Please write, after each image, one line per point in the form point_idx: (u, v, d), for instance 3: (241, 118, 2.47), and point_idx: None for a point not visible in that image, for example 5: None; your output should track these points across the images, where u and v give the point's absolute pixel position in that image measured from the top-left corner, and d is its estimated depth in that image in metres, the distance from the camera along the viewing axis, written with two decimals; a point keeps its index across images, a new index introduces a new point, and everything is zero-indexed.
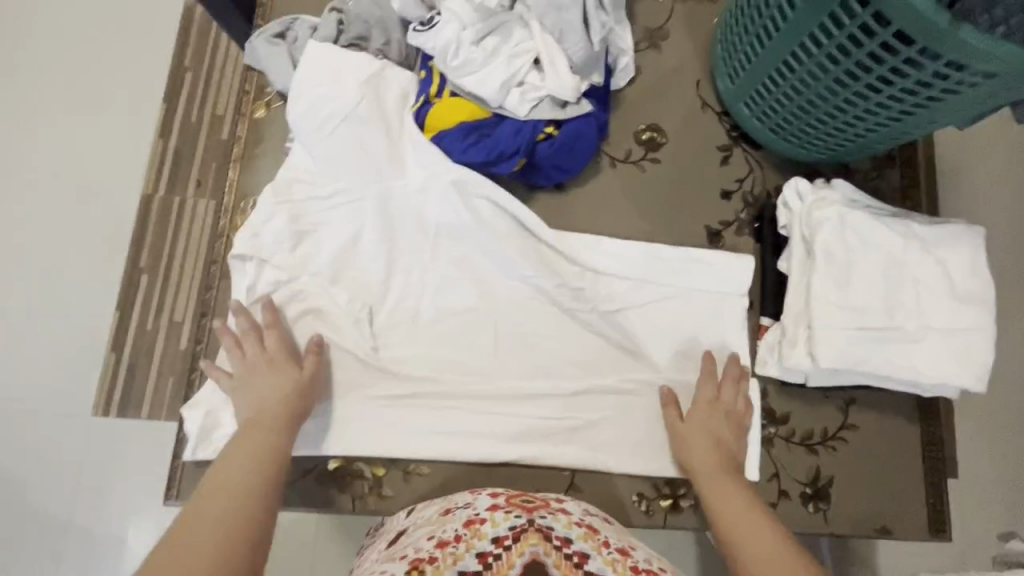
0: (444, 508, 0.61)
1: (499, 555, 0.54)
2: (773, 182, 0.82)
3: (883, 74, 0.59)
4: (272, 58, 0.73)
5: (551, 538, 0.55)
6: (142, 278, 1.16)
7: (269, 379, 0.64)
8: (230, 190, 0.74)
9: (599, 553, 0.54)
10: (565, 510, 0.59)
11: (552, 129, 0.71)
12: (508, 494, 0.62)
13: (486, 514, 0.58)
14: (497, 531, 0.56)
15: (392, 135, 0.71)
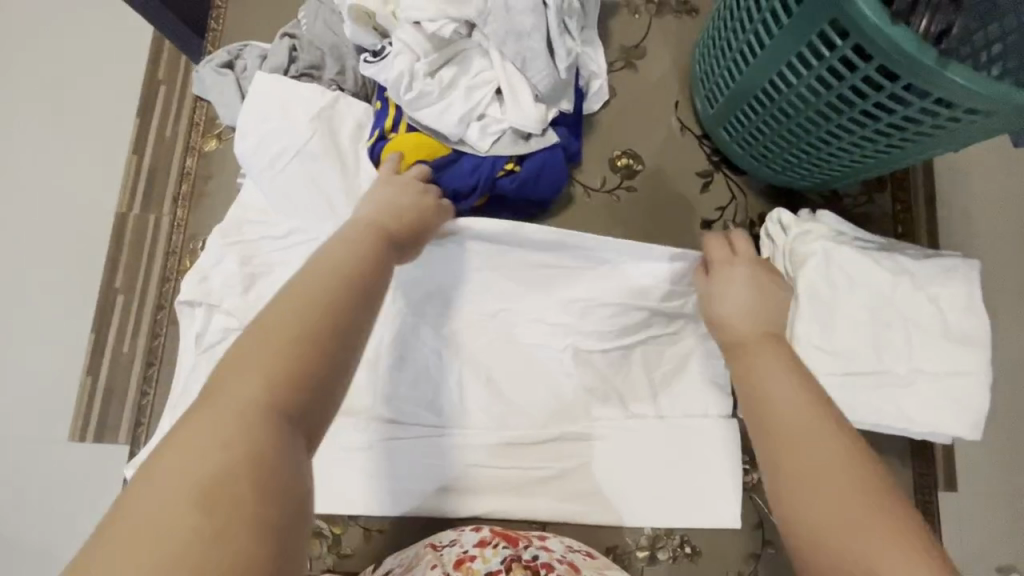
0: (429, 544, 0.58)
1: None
2: (756, 209, 0.78)
3: (866, 108, 0.54)
4: (220, 89, 0.68)
5: (535, 566, 0.53)
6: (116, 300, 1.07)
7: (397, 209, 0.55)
8: (179, 229, 0.71)
9: None
10: (547, 546, 0.57)
11: (514, 164, 0.66)
12: (493, 529, 0.59)
13: (475, 550, 0.55)
14: (489, 566, 0.53)
15: (346, 172, 0.66)
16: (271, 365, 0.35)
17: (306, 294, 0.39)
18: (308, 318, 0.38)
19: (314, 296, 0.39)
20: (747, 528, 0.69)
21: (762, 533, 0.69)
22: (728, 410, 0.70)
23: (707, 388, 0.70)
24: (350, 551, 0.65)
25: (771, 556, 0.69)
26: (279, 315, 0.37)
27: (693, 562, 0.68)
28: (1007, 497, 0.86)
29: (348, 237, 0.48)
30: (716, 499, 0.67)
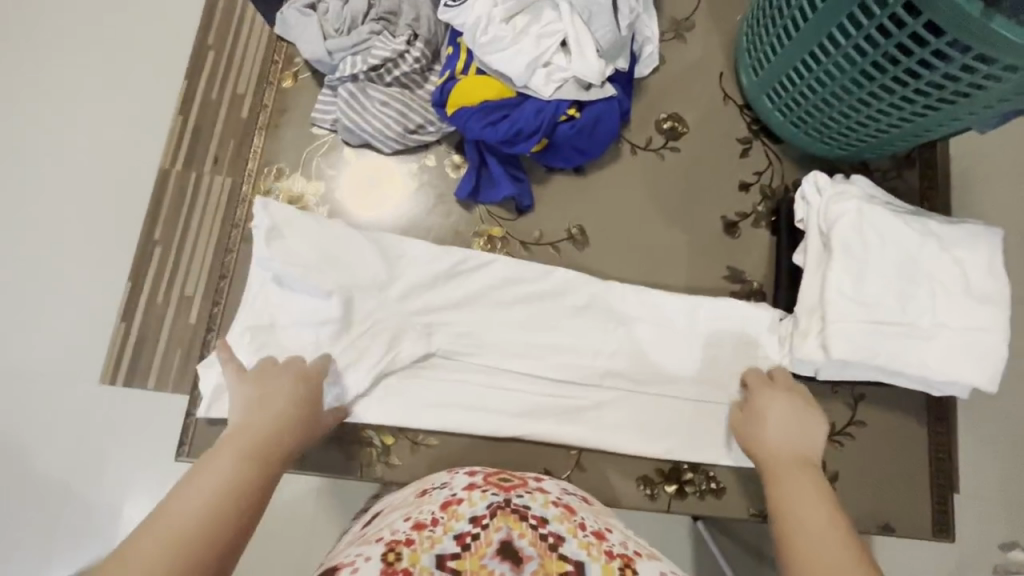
0: (421, 489, 0.59)
1: (476, 534, 0.51)
2: (792, 176, 0.82)
3: (911, 66, 0.59)
4: (303, 28, 0.73)
5: (527, 517, 0.53)
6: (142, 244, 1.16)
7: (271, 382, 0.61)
8: (254, 156, 0.75)
9: (574, 535, 0.53)
10: (543, 490, 0.58)
11: (574, 111, 0.72)
12: (486, 474, 0.60)
13: (463, 494, 0.56)
14: (474, 510, 0.53)
15: (414, 125, 0.73)
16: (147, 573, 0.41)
17: (183, 511, 0.45)
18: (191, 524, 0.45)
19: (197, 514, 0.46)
20: None
21: None
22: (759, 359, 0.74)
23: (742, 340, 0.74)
24: (398, 464, 0.69)
25: None
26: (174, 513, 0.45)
27: (717, 497, 0.72)
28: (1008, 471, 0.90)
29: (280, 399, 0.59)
30: None
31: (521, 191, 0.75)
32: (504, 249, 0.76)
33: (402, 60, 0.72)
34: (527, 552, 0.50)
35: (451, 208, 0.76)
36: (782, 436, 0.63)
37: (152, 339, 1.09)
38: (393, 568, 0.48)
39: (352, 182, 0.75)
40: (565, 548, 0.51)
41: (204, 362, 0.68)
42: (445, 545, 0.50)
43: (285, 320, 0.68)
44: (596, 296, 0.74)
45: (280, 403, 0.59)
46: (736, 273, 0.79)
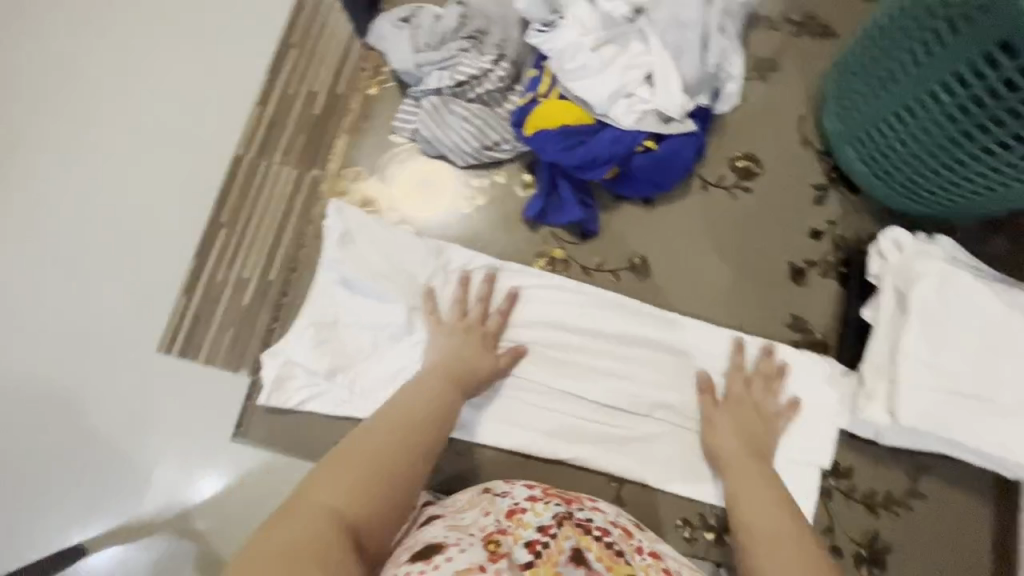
0: (483, 488, 0.60)
1: (546, 542, 0.50)
2: (868, 228, 0.79)
3: (1018, 132, 0.57)
4: (396, 40, 0.76)
5: (590, 530, 0.53)
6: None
7: (461, 334, 0.68)
8: (336, 158, 0.79)
9: (634, 557, 0.53)
10: (599, 509, 0.58)
11: (651, 142, 0.72)
12: (541, 488, 0.60)
13: (527, 504, 0.55)
14: (541, 520, 0.53)
15: (490, 143, 0.75)
16: (386, 453, 0.51)
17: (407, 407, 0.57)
18: (407, 421, 0.56)
19: (416, 415, 0.57)
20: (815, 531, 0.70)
21: (830, 538, 0.70)
22: (820, 417, 0.71)
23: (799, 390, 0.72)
24: (443, 471, 0.72)
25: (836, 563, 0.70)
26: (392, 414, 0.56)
27: None
28: None
29: (462, 343, 0.67)
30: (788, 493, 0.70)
31: (589, 216, 0.75)
32: (565, 271, 0.77)
33: (486, 78, 0.74)
34: (596, 565, 0.50)
35: (517, 226, 0.77)
36: (736, 434, 0.67)
37: (207, 316, 0.96)
38: (498, 553, 0.48)
39: (403, 195, 0.77)
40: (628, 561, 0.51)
41: (270, 350, 0.71)
42: (518, 554, 0.48)
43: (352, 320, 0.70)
44: (654, 328, 0.74)
45: (473, 347, 0.67)
46: (800, 323, 0.77)
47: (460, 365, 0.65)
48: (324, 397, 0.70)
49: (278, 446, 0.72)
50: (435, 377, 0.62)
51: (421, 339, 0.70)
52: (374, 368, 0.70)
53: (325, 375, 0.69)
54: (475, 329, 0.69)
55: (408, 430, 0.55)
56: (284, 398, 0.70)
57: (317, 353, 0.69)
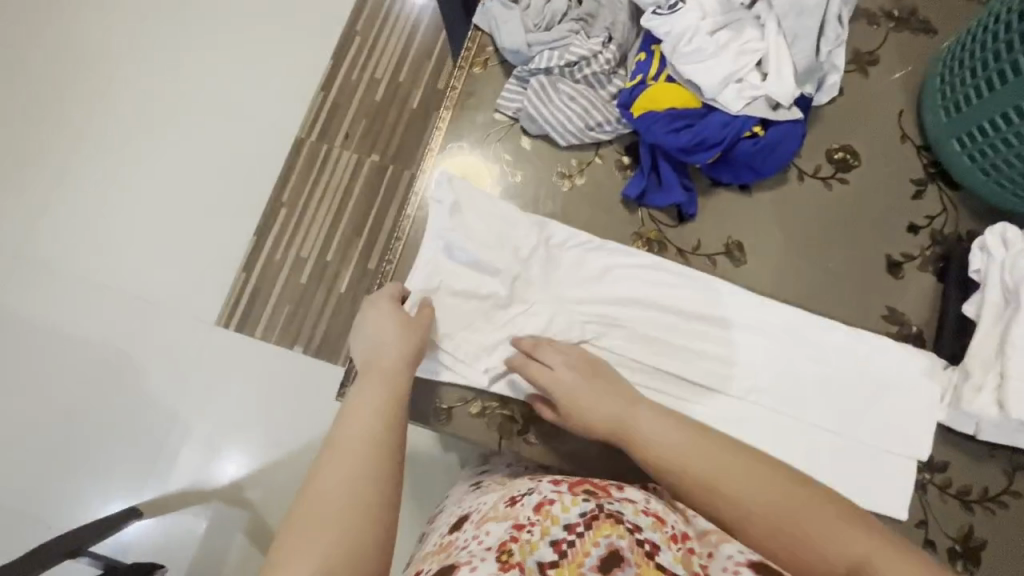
0: (511, 497, 0.56)
1: (571, 543, 0.48)
2: (966, 225, 0.79)
3: None
4: (506, 19, 0.78)
5: (623, 522, 0.50)
6: (282, 212, 1.36)
7: (380, 326, 0.65)
8: (438, 134, 0.80)
9: (668, 548, 0.50)
10: (631, 497, 0.54)
11: (759, 128, 0.73)
12: (569, 481, 0.56)
13: (554, 496, 0.53)
14: (569, 516, 0.50)
15: (593, 123, 0.76)
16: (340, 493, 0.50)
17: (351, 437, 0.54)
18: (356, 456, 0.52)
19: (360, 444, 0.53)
20: (910, 523, 0.70)
21: (924, 531, 0.70)
22: (925, 408, 0.71)
23: (902, 382, 0.72)
24: (537, 442, 0.72)
25: (930, 556, 0.69)
26: (339, 453, 0.53)
27: None
28: None
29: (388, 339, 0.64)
30: (888, 484, 0.70)
31: (689, 199, 0.77)
32: (661, 252, 0.77)
33: (594, 60, 0.76)
34: (628, 557, 0.47)
35: (614, 206, 0.78)
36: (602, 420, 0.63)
37: None
38: (509, 564, 0.47)
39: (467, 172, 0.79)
40: (662, 559, 0.48)
41: None
42: (544, 552, 0.48)
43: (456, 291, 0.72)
44: (752, 312, 0.74)
45: (395, 345, 0.63)
46: (896, 315, 0.77)
47: (380, 357, 0.63)
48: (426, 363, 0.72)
49: None
50: (370, 390, 0.59)
51: (517, 310, 0.73)
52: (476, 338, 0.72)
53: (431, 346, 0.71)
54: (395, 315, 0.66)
55: (363, 464, 0.52)
56: None
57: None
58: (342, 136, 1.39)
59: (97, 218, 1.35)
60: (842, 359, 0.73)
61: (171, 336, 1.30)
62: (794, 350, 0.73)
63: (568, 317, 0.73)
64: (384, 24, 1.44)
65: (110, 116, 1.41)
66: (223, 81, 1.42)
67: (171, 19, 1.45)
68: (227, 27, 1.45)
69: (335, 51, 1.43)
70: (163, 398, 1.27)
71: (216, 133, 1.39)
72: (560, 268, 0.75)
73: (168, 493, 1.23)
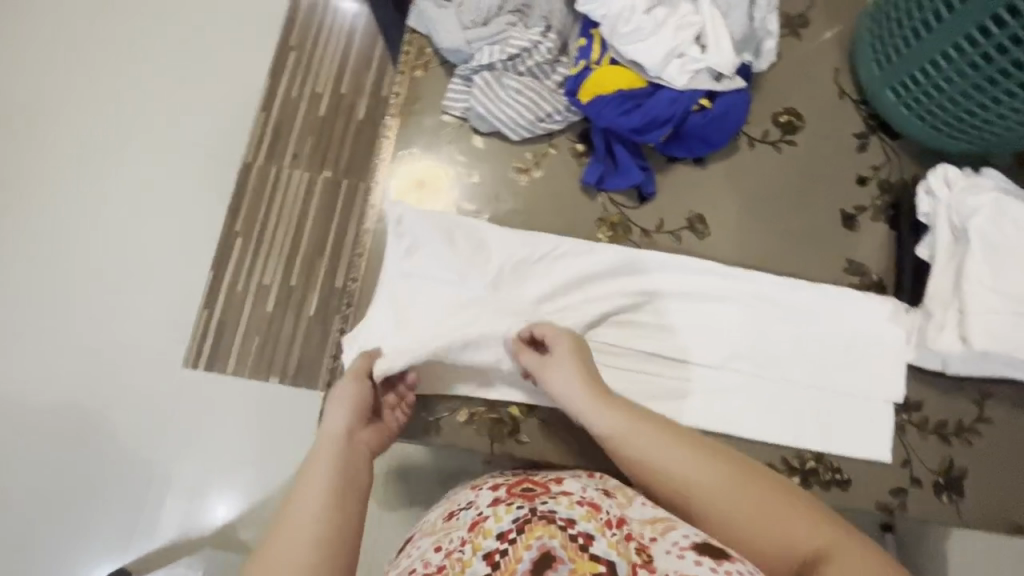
0: (448, 513, 0.60)
1: (504, 552, 0.52)
2: (910, 171, 0.82)
3: None
4: (441, 19, 0.76)
5: (555, 520, 0.53)
6: (238, 241, 1.31)
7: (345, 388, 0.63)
8: (387, 142, 0.78)
9: (602, 534, 0.53)
10: (567, 492, 0.58)
11: (706, 101, 0.74)
12: (507, 486, 0.61)
13: (489, 510, 0.57)
14: (501, 526, 0.54)
15: (544, 114, 0.76)
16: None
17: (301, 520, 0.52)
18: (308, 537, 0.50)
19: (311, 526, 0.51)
20: (895, 464, 0.73)
21: (908, 470, 0.73)
22: (897, 351, 0.74)
23: (871, 332, 0.74)
24: (528, 440, 0.71)
25: (917, 493, 0.72)
26: (288, 533, 0.51)
27: (843, 489, 0.72)
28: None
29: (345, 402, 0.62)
30: (870, 430, 0.72)
31: (647, 178, 0.77)
32: (626, 234, 0.77)
33: (535, 50, 0.75)
34: (560, 554, 0.51)
35: (574, 194, 0.78)
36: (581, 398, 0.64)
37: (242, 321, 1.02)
38: None
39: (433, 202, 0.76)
40: (596, 548, 0.52)
41: (348, 336, 0.71)
42: (476, 567, 0.52)
43: (436, 344, 0.68)
44: (719, 282, 0.76)
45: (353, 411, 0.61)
46: (856, 266, 0.79)
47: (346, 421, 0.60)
48: None
49: None
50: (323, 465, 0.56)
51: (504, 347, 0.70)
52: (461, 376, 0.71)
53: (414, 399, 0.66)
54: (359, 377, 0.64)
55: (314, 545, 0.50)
56: None
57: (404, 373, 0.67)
58: (290, 155, 1.35)
59: (38, 272, 1.27)
60: (813, 318, 0.75)
61: (138, 383, 1.24)
62: (766, 316, 0.75)
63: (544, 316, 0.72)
64: (319, 36, 1.40)
65: (42, 159, 1.33)
66: (159, 110, 1.36)
67: (130, 33, 1.39)
68: (155, 54, 1.38)
69: (272, 68, 1.39)
70: (139, 450, 1.21)
71: (156, 167, 1.33)
72: (527, 275, 0.73)
73: (156, 547, 1.18)
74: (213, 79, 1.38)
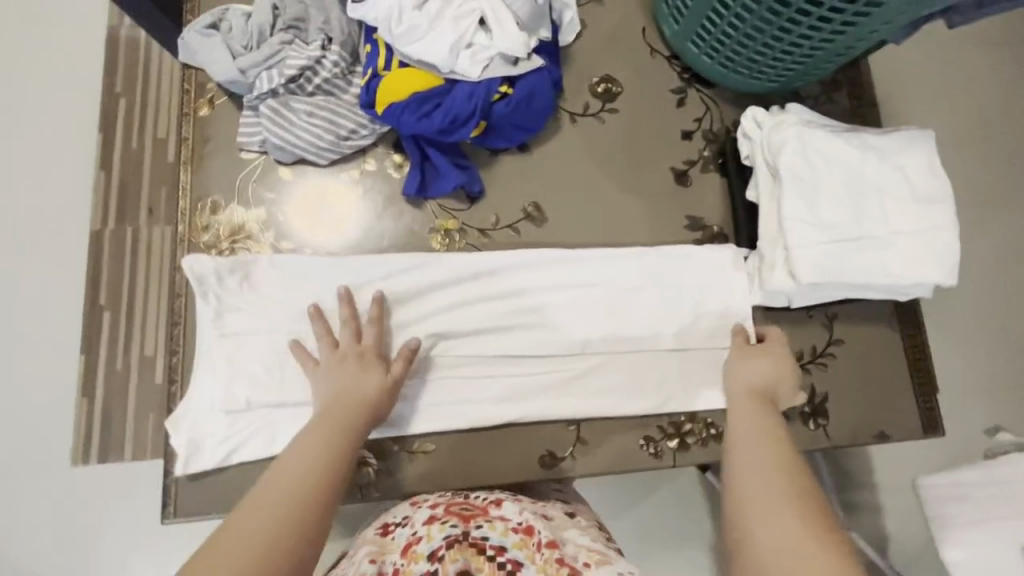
0: (382, 527, 0.60)
1: (435, 569, 0.54)
2: (730, 117, 0.83)
3: None
4: (209, 50, 0.70)
5: (484, 549, 0.56)
6: (104, 316, 1.15)
7: (359, 373, 0.62)
8: (184, 194, 0.71)
9: (532, 561, 0.56)
10: (502, 516, 0.60)
11: (507, 87, 0.70)
12: (446, 502, 0.62)
13: (423, 531, 0.57)
14: (433, 545, 0.56)
15: (345, 132, 0.71)
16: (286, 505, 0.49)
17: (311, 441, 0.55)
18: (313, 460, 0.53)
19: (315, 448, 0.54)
20: None
21: None
22: (744, 295, 0.75)
23: (714, 285, 0.75)
24: (398, 475, 0.68)
25: (788, 427, 0.74)
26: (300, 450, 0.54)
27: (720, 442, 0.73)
28: None
29: (356, 373, 0.62)
30: None
31: (469, 177, 0.74)
32: (463, 239, 0.74)
33: (320, 66, 0.70)
34: None
35: (400, 208, 0.74)
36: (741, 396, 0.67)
37: None
38: None
39: (326, 229, 0.72)
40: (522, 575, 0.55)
41: (172, 417, 0.64)
42: None
43: (229, 416, 0.64)
44: (564, 270, 0.74)
45: (364, 381, 0.61)
46: (696, 220, 0.80)
47: (346, 401, 0.59)
48: (246, 444, 0.64)
49: (215, 512, 0.64)
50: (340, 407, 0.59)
51: None
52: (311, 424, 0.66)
53: (212, 466, 0.63)
54: (354, 356, 0.63)
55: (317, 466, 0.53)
56: (205, 459, 0.63)
57: (211, 446, 0.63)
58: (146, 211, 1.20)
59: None
60: (657, 283, 0.75)
61: (17, 499, 1.07)
62: (612, 292, 0.74)
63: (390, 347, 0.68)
64: (152, 76, 1.26)
65: None
66: None
67: None
68: None
69: (102, 121, 1.23)
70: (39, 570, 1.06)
71: None
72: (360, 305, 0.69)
73: None
74: (34, 145, 1.21)
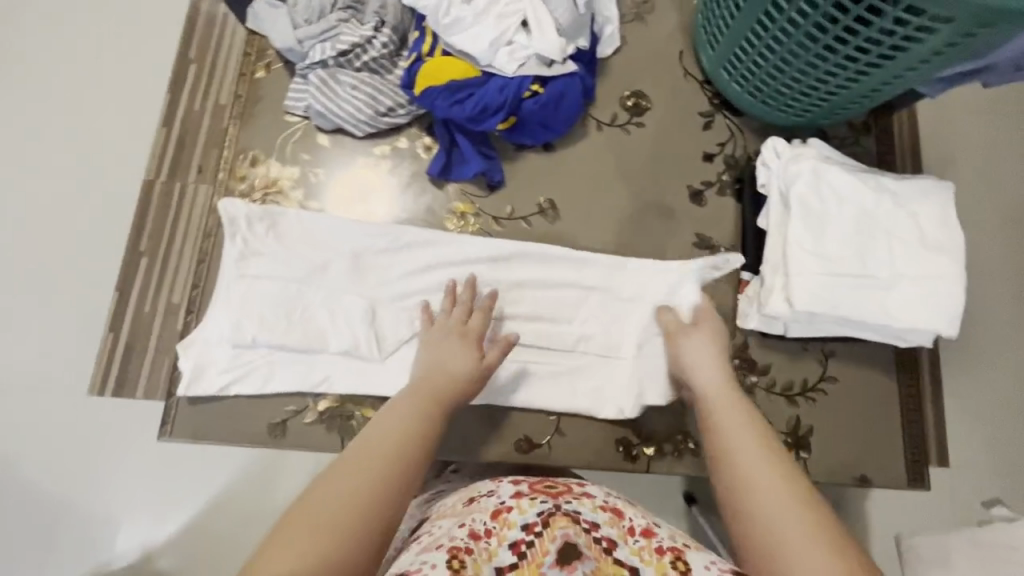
0: (468, 497, 0.56)
1: (531, 543, 0.49)
2: (752, 146, 0.85)
3: (838, 33, 0.64)
4: (274, 20, 0.76)
5: (579, 521, 0.50)
6: (142, 262, 1.13)
7: (458, 348, 0.66)
8: (230, 144, 0.77)
9: (624, 541, 0.51)
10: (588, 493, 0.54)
11: (538, 86, 0.74)
12: (530, 480, 0.57)
13: (512, 502, 0.52)
14: (526, 517, 0.50)
15: (383, 108, 0.76)
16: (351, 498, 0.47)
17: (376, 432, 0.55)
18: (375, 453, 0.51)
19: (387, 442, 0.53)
20: None
21: None
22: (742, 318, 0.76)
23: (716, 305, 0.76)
24: None
25: None
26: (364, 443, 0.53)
27: (696, 457, 0.74)
28: (986, 409, 1.06)
29: (441, 351, 0.65)
30: None
31: (491, 166, 0.78)
32: (477, 223, 0.78)
33: (370, 45, 0.76)
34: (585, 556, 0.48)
35: (423, 186, 0.78)
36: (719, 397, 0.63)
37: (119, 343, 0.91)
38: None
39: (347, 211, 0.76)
40: (618, 554, 0.50)
41: (184, 342, 0.69)
42: (502, 558, 0.48)
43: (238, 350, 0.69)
44: (573, 269, 0.77)
45: (458, 360, 0.65)
46: (704, 240, 0.82)
47: (440, 370, 0.63)
48: (247, 378, 0.69)
49: (207, 438, 0.68)
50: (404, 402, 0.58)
51: (334, 350, 0.70)
52: (309, 371, 0.70)
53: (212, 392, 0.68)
54: (457, 331, 0.67)
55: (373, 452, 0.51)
56: (205, 386, 0.68)
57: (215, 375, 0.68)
58: (196, 168, 1.18)
59: None
60: (658, 294, 0.77)
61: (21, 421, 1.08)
62: (614, 295, 0.77)
63: (392, 313, 0.72)
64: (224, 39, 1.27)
65: None
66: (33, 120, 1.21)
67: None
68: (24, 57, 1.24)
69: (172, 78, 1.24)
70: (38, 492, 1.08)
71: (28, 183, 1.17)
72: (376, 272, 0.73)
73: None
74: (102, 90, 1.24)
